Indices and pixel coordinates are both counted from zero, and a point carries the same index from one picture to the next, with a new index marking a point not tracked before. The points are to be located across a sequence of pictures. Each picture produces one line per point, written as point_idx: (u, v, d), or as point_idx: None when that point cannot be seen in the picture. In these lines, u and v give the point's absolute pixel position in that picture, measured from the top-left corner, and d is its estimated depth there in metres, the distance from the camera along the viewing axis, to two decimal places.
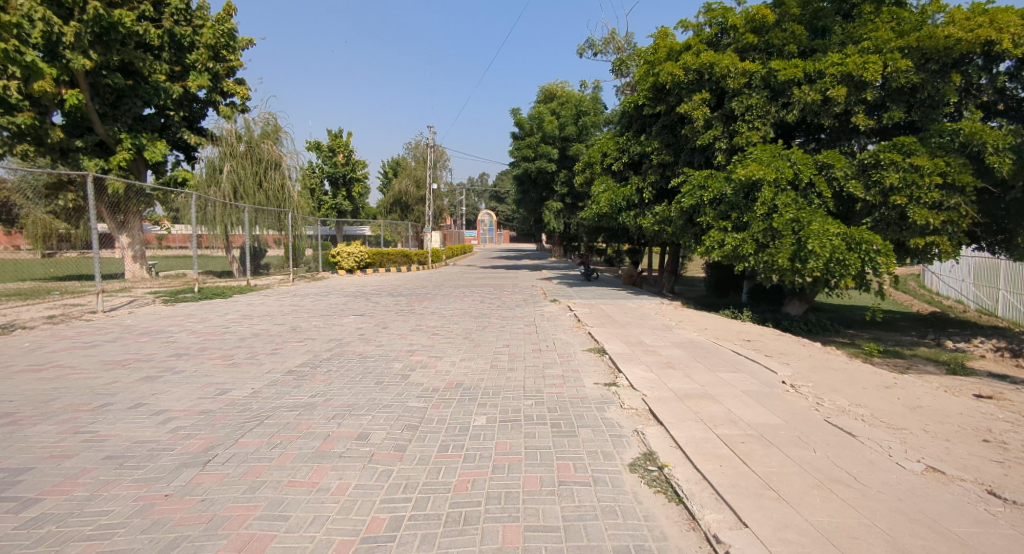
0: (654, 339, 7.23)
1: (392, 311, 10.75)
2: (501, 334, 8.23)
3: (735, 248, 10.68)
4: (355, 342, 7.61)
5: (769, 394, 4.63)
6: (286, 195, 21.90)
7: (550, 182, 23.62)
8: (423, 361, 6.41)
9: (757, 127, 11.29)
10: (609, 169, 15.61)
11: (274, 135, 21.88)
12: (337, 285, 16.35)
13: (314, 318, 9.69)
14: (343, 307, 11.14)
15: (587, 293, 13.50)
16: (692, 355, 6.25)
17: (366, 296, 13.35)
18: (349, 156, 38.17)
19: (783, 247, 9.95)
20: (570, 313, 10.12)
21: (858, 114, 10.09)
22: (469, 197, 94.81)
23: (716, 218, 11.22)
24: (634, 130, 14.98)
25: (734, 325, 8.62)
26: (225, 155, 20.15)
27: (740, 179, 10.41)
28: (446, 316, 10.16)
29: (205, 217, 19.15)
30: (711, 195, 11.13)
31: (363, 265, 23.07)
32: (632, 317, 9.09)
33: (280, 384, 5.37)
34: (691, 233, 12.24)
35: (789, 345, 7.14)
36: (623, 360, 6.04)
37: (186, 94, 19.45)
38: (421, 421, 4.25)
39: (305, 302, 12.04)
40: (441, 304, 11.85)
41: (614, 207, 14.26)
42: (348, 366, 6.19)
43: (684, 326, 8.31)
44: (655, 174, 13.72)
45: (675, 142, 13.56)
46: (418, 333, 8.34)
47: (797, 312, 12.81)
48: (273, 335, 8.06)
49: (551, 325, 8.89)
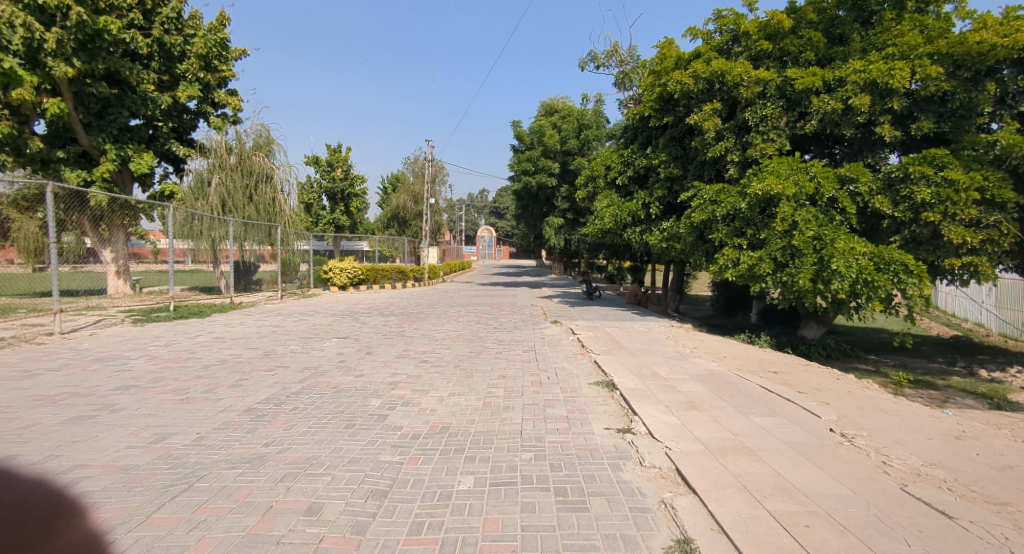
0: (668, 370, 6.40)
1: (380, 333, 9.94)
2: (497, 361, 7.41)
3: (751, 267, 9.89)
4: (333, 371, 6.78)
5: (821, 449, 3.77)
6: (277, 209, 21.20)
7: (551, 197, 22.98)
8: (406, 396, 5.57)
9: (772, 139, 10.61)
10: (613, 183, 14.93)
11: (266, 148, 21.26)
12: (327, 303, 15.56)
13: (293, 341, 8.88)
14: (327, 329, 10.33)
15: (590, 314, 12.68)
16: (715, 392, 5.42)
17: (354, 315, 12.51)
18: (347, 170, 37.68)
19: (804, 267, 9.16)
20: (573, 337, 9.30)
21: (883, 125, 9.40)
22: (469, 213, 94.49)
23: (730, 234, 10.48)
24: (639, 143, 14.30)
25: (754, 352, 7.80)
26: (214, 167, 19.49)
27: (757, 192, 9.67)
28: (438, 339, 9.36)
29: (191, 230, 18.37)
30: (725, 210, 10.38)
31: (356, 282, 22.26)
32: (641, 343, 8.25)
33: (233, 428, 4.52)
34: (702, 250, 11.45)
35: (823, 379, 6.30)
36: (637, 398, 5.20)
37: (175, 104, 18.94)
38: (392, 485, 3.39)
39: (288, 322, 11.22)
40: (434, 326, 11.01)
41: (619, 223, 13.51)
42: (318, 402, 5.34)
43: (699, 354, 7.48)
44: (662, 189, 12.98)
45: (683, 156, 12.86)
46: (405, 359, 7.52)
47: (816, 335, 11.94)
48: (242, 362, 7.24)
49: (551, 351, 8.06)
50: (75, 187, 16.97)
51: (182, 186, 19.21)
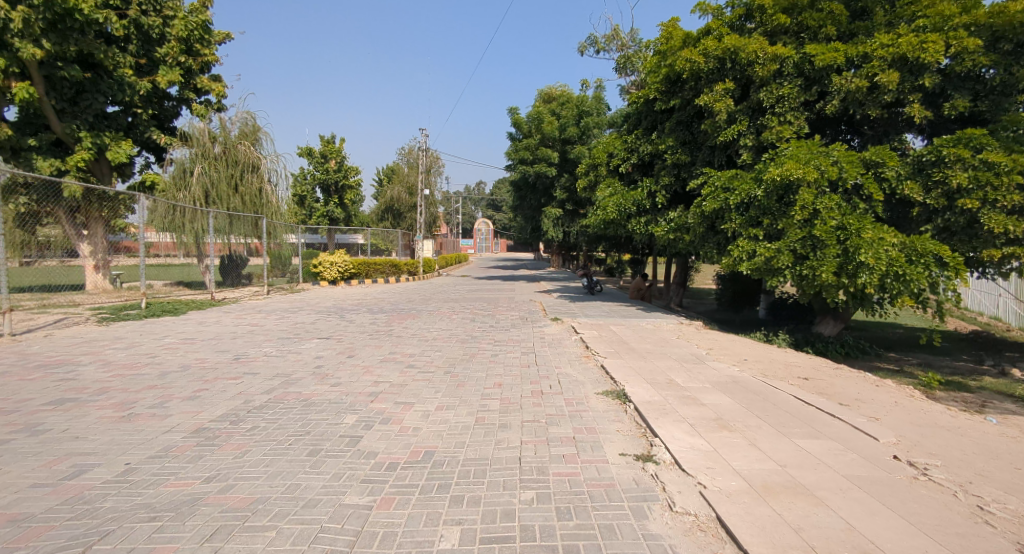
0: (686, 377, 5.65)
1: (366, 333, 9.14)
2: (492, 366, 6.65)
3: (768, 260, 9.12)
4: (306, 379, 5.99)
5: (894, 486, 3.02)
6: (264, 201, 20.30)
7: (549, 187, 22.16)
8: (386, 411, 4.80)
9: (789, 121, 9.86)
10: (616, 171, 14.14)
11: (253, 136, 20.33)
12: (315, 299, 14.77)
13: (269, 342, 8.07)
14: (309, 328, 9.53)
15: (592, 311, 11.91)
16: (744, 405, 4.67)
17: (341, 313, 11.70)
18: (342, 162, 36.77)
19: (826, 259, 8.43)
20: (575, 336, 8.53)
21: (913, 104, 8.62)
22: (466, 206, 93.46)
23: (744, 225, 9.71)
24: (643, 128, 13.49)
25: (778, 355, 7.05)
26: (197, 156, 18.56)
27: (775, 178, 8.91)
28: (428, 339, 8.58)
29: (172, 222, 17.63)
30: (739, 198, 9.63)
31: (347, 276, 21.45)
32: (652, 345, 7.49)
33: (172, 455, 3.73)
34: (713, 242, 10.68)
35: (860, 387, 5.56)
36: (655, 413, 4.44)
37: (155, 90, 18.15)
38: (354, 543, 2.63)
39: (269, 320, 10.42)
40: (426, 324, 10.23)
41: (622, 213, 12.73)
42: (282, 420, 4.55)
43: (718, 357, 6.73)
44: (669, 176, 12.17)
45: (692, 141, 12.06)
46: (391, 364, 6.74)
47: (833, 332, 11.23)
48: (206, 368, 6.44)
49: (553, 354, 7.29)
50: (48, 176, 16.06)
51: (163, 176, 18.32)
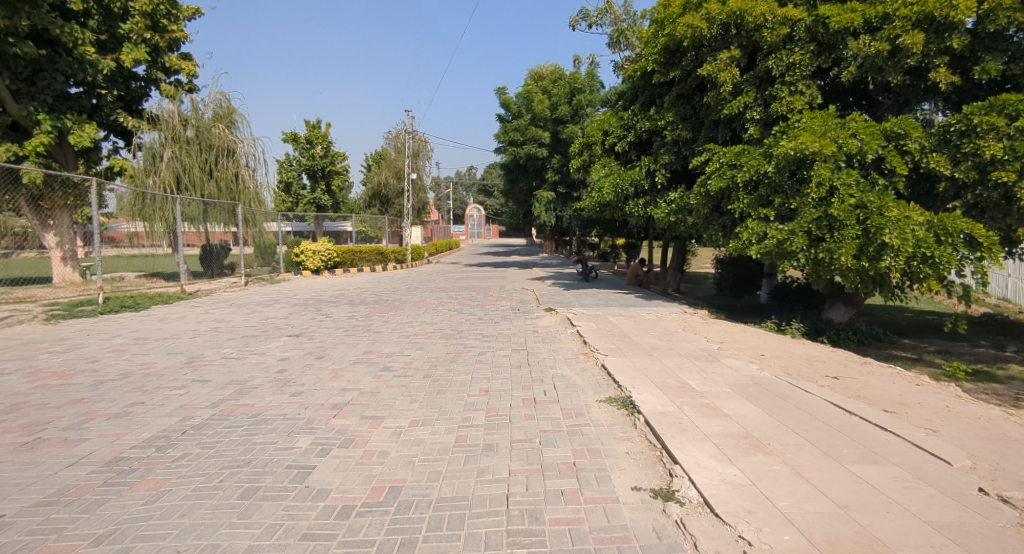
0: (700, 379, 4.92)
1: (342, 329, 8.33)
2: (479, 367, 5.89)
3: (780, 243, 8.39)
4: (263, 387, 5.19)
5: (998, 539, 2.29)
6: (241, 186, 19.21)
7: (541, 170, 21.23)
8: (350, 430, 4.03)
9: (800, 91, 9.06)
10: (612, 150, 13.28)
11: (227, 118, 19.18)
12: (294, 290, 13.92)
13: (231, 342, 7.25)
14: (280, 323, 8.72)
15: (588, 300, 11.16)
16: (775, 415, 3.92)
17: (319, 306, 10.87)
18: (328, 147, 35.58)
19: (845, 240, 7.69)
20: (571, 330, 7.78)
21: (939, 68, 7.79)
22: (457, 191, 92.11)
23: (753, 205, 8.95)
24: (640, 103, 12.61)
25: (797, 349, 6.34)
26: (167, 140, 17.42)
27: (788, 153, 8.14)
28: (410, 335, 7.79)
29: (141, 211, 16.79)
30: (747, 175, 8.87)
31: (331, 265, 20.54)
32: (656, 339, 6.75)
33: (66, 501, 2.93)
34: (718, 224, 9.90)
35: (899, 387, 4.85)
36: (671, 429, 3.70)
37: (120, 70, 17.02)
38: None
39: (238, 315, 9.57)
40: (409, 317, 9.44)
41: (620, 194, 11.91)
42: (221, 443, 3.75)
43: (732, 352, 6.01)
44: (669, 154, 11.34)
45: (693, 115, 11.22)
46: (364, 367, 5.96)
47: (844, 319, 10.64)
48: (150, 374, 5.61)
49: (547, 351, 6.53)
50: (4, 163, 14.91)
51: (132, 163, 17.26)
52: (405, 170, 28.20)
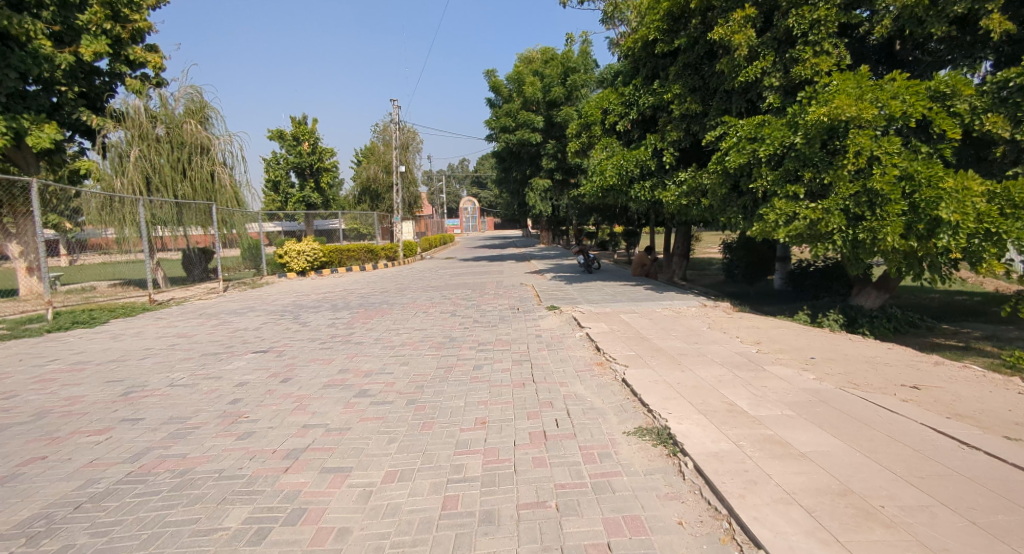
0: (749, 398, 3.93)
1: (318, 342, 7.28)
2: (475, 387, 4.88)
3: (813, 223, 7.36)
4: (206, 427, 4.15)
5: None
6: (217, 185, 17.92)
7: (536, 156, 20.13)
8: (303, 494, 3.02)
9: (826, 51, 8.08)
10: (612, 130, 12.21)
11: (200, 114, 17.86)
12: (273, 295, 12.85)
13: (187, 363, 6.20)
14: (249, 337, 7.67)
15: (594, 295, 10.14)
16: (868, 452, 2.94)
17: (297, 313, 9.83)
18: (315, 144, 34.33)
19: (891, 217, 6.67)
20: (580, 333, 6.77)
21: (992, 14, 6.75)
22: (450, 183, 90.62)
23: (778, 181, 7.90)
24: (643, 77, 11.53)
25: (850, 348, 5.35)
26: (134, 139, 16.11)
27: (821, 120, 7.14)
28: (395, 346, 6.77)
29: (110, 215, 15.38)
30: (771, 149, 7.86)
31: (318, 265, 19.47)
32: (681, 343, 5.74)
33: None
34: (737, 205, 8.84)
35: (1000, 398, 3.87)
36: (736, 483, 2.69)
37: (79, 64, 15.80)
38: None
39: (203, 328, 8.52)
40: (395, 323, 8.41)
41: (624, 176, 10.85)
42: (119, 527, 2.71)
43: (776, 357, 5.02)
44: (677, 130, 10.32)
45: (703, 86, 10.17)
46: (336, 393, 4.94)
47: (875, 305, 9.72)
48: (72, 412, 4.55)
49: (555, 363, 5.52)
50: None
51: (98, 164, 16.04)
52: (393, 163, 26.94)
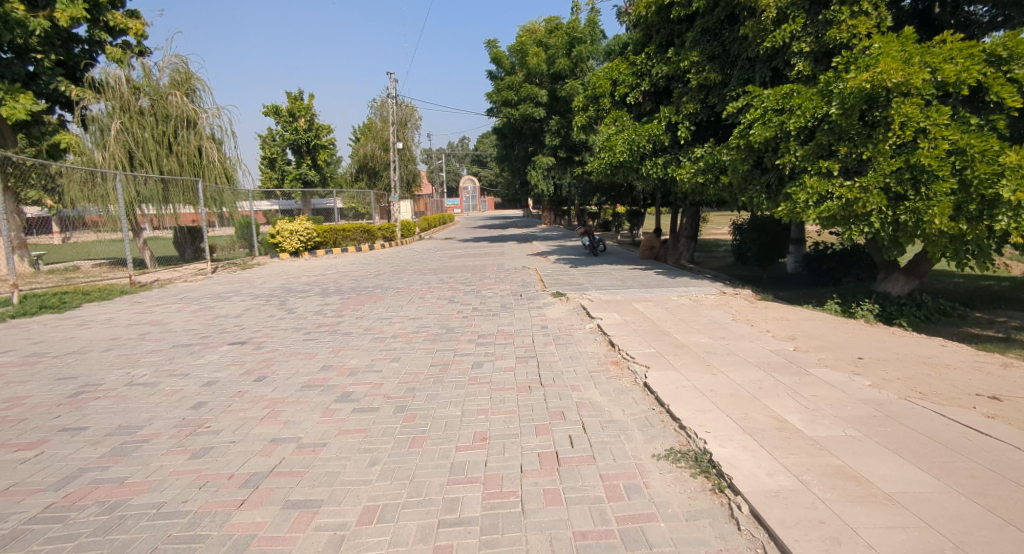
0: (799, 411, 3.30)
1: (302, 332, 6.64)
2: (474, 392, 4.24)
3: (848, 204, 6.64)
4: (156, 440, 3.51)
5: None
6: (205, 161, 17.04)
7: (539, 133, 19.27)
8: (257, 541, 2.40)
9: (864, 12, 7.30)
10: (622, 102, 11.39)
11: (186, 85, 16.83)
12: (262, 278, 12.18)
13: (153, 356, 5.55)
14: (227, 325, 7.02)
15: (601, 280, 9.48)
16: (972, 494, 2.32)
17: (285, 298, 9.17)
18: (312, 120, 33.31)
19: (940, 196, 5.95)
20: (590, 326, 6.14)
21: None
22: (450, 161, 89.21)
23: (809, 157, 7.15)
24: (656, 45, 10.69)
25: (899, 347, 4.72)
26: (116, 111, 15.19)
27: (861, 88, 6.38)
28: (386, 338, 6.15)
29: (93, 191, 14.80)
30: (802, 120, 7.11)
31: (311, 245, 18.77)
32: (706, 339, 5.12)
33: None
34: (759, 183, 8.07)
35: None
36: (815, 543, 2.07)
37: (56, 30, 14.88)
38: None
39: (181, 315, 7.87)
40: (389, 311, 7.77)
41: (635, 152, 10.08)
42: None
43: (818, 357, 4.39)
44: (693, 102, 9.54)
45: (723, 54, 9.35)
46: (315, 396, 4.30)
47: (903, 292, 9.09)
48: (7, 418, 3.92)
49: (564, 362, 4.89)
50: None
51: (77, 136, 15.19)
52: (390, 139, 26.06)
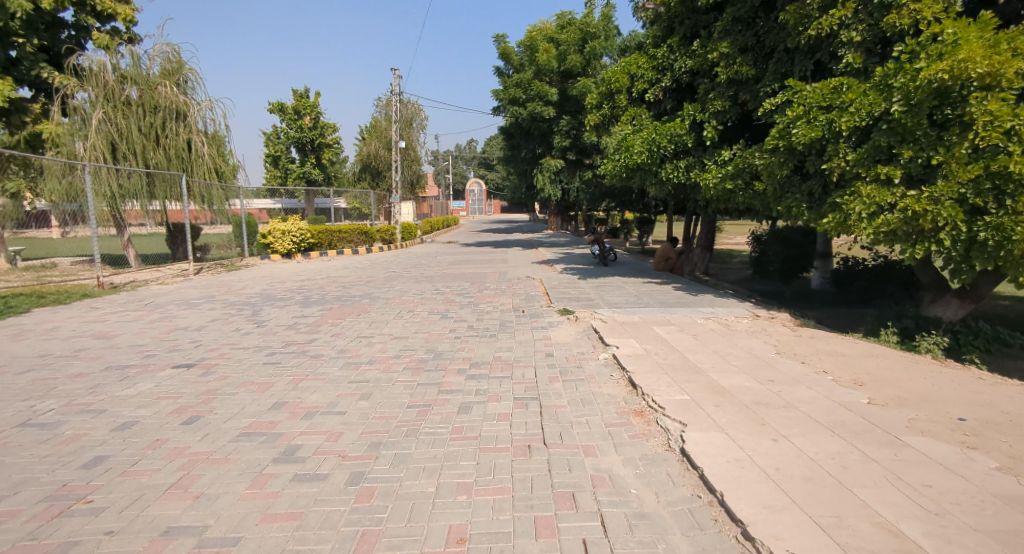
0: (917, 515, 2.29)
1: (265, 353, 5.67)
2: (456, 453, 3.24)
3: (913, 217, 5.56)
4: (7, 523, 2.52)
5: None
6: (194, 156, 16.13)
7: (548, 134, 18.33)
8: None
9: None
10: (640, 99, 10.41)
11: (178, 75, 15.95)
12: (245, 282, 11.26)
13: (75, 382, 4.59)
14: (182, 342, 6.06)
15: (614, 295, 8.47)
16: None
17: (260, 308, 8.22)
18: (317, 118, 32.56)
19: None
20: (604, 357, 5.13)
21: None
22: (457, 164, 88.49)
23: (863, 161, 6.11)
24: (679, 36, 9.71)
25: (1006, 402, 3.68)
26: (100, 99, 14.33)
27: (933, 81, 5.36)
28: (360, 366, 5.16)
29: (72, 189, 13.75)
30: (856, 118, 6.09)
31: (305, 247, 17.85)
32: (750, 383, 4.10)
33: None
34: (800, 191, 7.02)
35: None
36: None
37: (40, 13, 14.09)
38: None
39: (136, 325, 6.94)
40: (371, 328, 6.78)
41: (655, 154, 9.07)
42: None
43: (907, 417, 3.35)
44: (721, 99, 8.56)
45: (757, 45, 8.34)
46: (250, 452, 3.31)
47: (956, 318, 8.03)
48: None
49: (574, 410, 3.88)
50: None
51: (58, 125, 14.33)
52: (393, 138, 25.14)
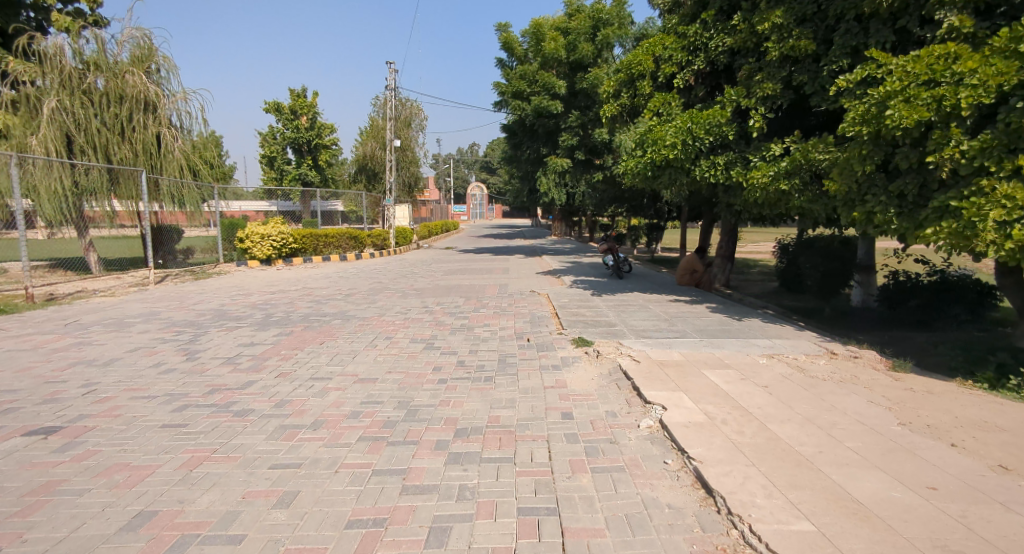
0: None
1: (174, 407, 4.10)
2: None
3: None
4: None
5: None
6: (165, 152, 14.54)
7: (554, 132, 16.78)
8: None
9: None
10: (668, 85, 8.87)
11: (149, 62, 14.40)
12: (205, 295, 9.69)
13: None
14: (70, 387, 4.48)
15: (639, 319, 6.92)
16: None
17: (203, 331, 6.64)
18: (314, 118, 31.17)
19: None
20: (647, 425, 3.56)
21: None
22: (459, 168, 87.13)
23: (991, 150, 4.52)
24: (715, 10, 8.16)
25: None
26: (56, 86, 12.85)
27: None
28: (294, 435, 3.57)
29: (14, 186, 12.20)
30: (981, 94, 4.54)
31: (287, 252, 16.34)
32: (902, 492, 2.53)
33: None
34: (886, 191, 5.46)
35: None
36: None
37: None
38: None
39: (29, 356, 5.38)
40: (330, 364, 5.21)
41: (688, 148, 7.52)
42: None
43: None
44: (772, 81, 7.02)
45: (817, 15, 6.82)
46: None
47: None
48: None
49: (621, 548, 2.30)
50: None
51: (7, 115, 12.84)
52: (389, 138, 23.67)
